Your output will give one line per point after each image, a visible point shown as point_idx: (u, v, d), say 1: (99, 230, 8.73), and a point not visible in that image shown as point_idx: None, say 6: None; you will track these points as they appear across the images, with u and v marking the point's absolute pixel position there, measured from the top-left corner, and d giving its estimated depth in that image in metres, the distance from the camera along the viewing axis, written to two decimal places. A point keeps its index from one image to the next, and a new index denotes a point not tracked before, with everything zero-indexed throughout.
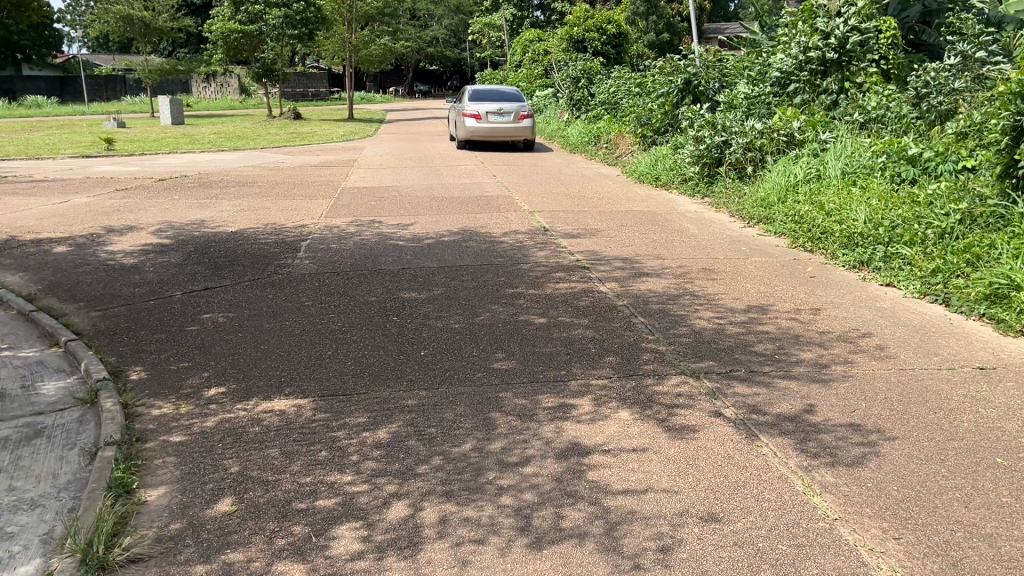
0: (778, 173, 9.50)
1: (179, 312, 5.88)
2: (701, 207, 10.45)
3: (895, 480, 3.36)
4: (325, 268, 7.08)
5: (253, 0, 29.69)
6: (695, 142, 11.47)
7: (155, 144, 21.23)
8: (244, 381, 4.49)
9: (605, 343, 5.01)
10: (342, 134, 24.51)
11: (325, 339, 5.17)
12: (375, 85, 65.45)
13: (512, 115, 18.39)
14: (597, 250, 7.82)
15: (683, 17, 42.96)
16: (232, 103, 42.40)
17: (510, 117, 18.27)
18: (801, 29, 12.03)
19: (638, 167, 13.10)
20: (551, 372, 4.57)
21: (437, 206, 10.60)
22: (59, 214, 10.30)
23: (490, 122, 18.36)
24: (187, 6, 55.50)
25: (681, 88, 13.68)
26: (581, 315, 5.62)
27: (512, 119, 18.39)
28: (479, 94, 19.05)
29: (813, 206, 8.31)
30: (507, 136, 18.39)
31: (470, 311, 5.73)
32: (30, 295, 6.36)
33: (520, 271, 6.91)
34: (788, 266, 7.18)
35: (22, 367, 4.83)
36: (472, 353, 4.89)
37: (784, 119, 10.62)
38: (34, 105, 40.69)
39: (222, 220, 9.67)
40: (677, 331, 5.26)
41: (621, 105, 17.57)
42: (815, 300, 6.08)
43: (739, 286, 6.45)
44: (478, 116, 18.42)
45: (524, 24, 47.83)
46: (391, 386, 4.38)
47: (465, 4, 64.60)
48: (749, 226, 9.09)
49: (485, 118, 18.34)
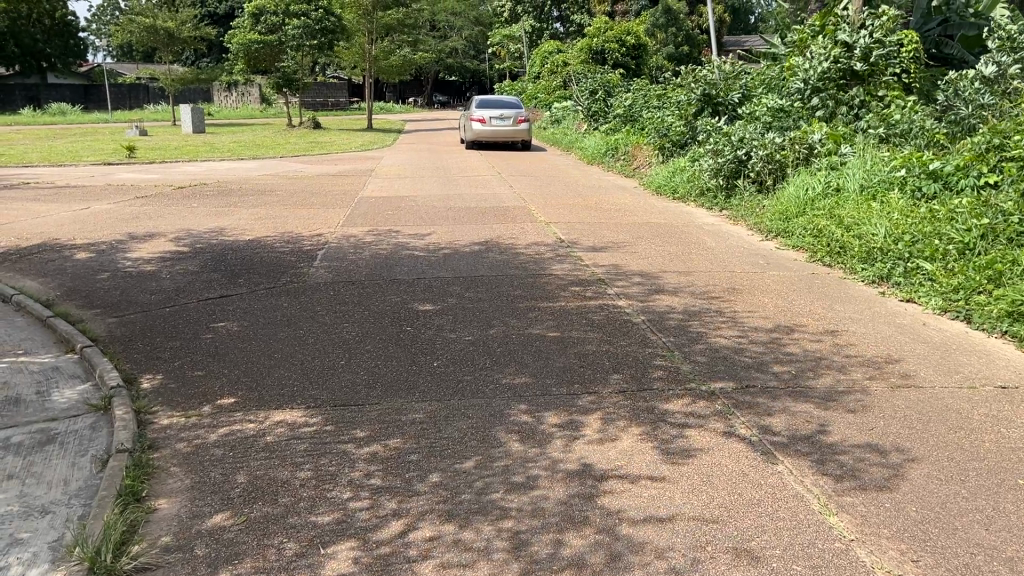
0: (797, 186, 9.44)
1: (194, 319, 5.90)
2: (718, 220, 10.39)
3: (913, 501, 3.29)
4: (340, 278, 7.10)
5: (272, 11, 29.96)
6: (714, 155, 11.43)
7: (176, 152, 21.43)
8: (256, 390, 4.49)
9: (619, 358, 4.98)
10: (361, 143, 24.68)
11: (338, 348, 5.17)
12: (395, 95, 65.90)
13: (512, 119, 21.30)
14: (613, 262, 7.80)
15: (703, 29, 42.88)
16: (253, 112, 42.81)
17: (509, 120, 21.26)
18: (822, 42, 11.97)
19: (655, 180, 13.07)
20: (564, 386, 4.55)
21: (453, 216, 10.62)
22: (80, 220, 10.40)
23: (493, 126, 21.32)
24: (211, 16, 56.18)
25: (700, 100, 13.65)
26: (595, 329, 5.59)
27: (512, 123, 21.31)
28: (485, 101, 22.04)
29: (832, 220, 8.25)
30: (507, 137, 21.36)
31: (484, 323, 5.71)
32: (48, 301, 6.41)
33: (535, 284, 6.90)
34: (806, 280, 7.12)
35: (38, 372, 4.86)
36: (485, 364, 4.88)
37: (804, 132, 10.55)
38: (58, 112, 41.22)
39: (240, 228, 9.74)
40: (692, 349, 5.22)
41: (640, 117, 17.56)
42: (833, 316, 6.02)
43: (756, 301, 6.40)
44: (482, 120, 21.46)
45: (543, 36, 47.97)
46: (404, 397, 4.37)
47: (485, 16, 64.92)
48: (767, 239, 9.03)
49: (488, 121, 21.34)
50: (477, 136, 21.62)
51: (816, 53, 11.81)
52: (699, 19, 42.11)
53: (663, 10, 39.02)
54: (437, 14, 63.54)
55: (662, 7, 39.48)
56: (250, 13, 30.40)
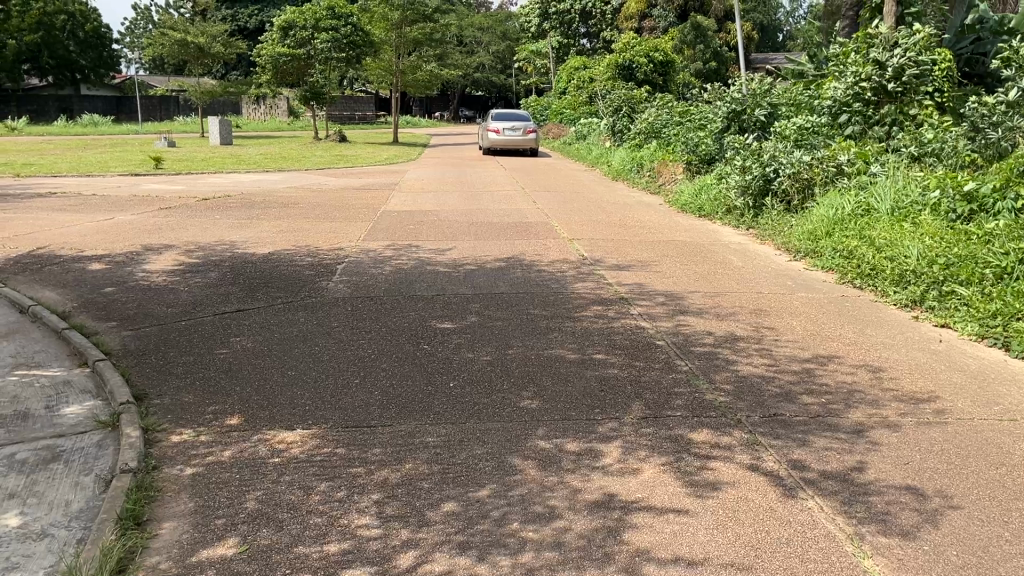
0: (827, 205, 9.22)
1: (209, 334, 5.82)
2: (745, 239, 10.19)
3: (953, 544, 3.10)
4: (359, 293, 7.00)
5: (301, 26, 30.19)
6: (741, 173, 11.24)
7: (202, 164, 21.57)
8: (268, 408, 4.38)
9: (641, 384, 4.82)
10: (386, 156, 24.74)
11: (353, 366, 5.05)
12: (421, 109, 66.29)
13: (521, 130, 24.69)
14: (637, 281, 7.66)
15: (731, 46, 42.62)
16: (281, 125, 43.22)
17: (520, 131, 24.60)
18: (853, 59, 11.73)
19: (681, 197, 12.90)
20: (584, 411, 4.40)
21: (475, 231, 10.53)
22: (103, 231, 10.43)
23: (506, 136, 24.85)
24: (240, 30, 56.96)
25: (727, 117, 13.48)
26: (616, 351, 5.44)
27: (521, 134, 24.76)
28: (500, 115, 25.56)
29: (863, 241, 8.03)
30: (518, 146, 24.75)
31: (503, 342, 5.57)
32: (65, 313, 6.36)
33: (556, 302, 6.76)
34: (836, 303, 6.91)
35: (49, 386, 4.79)
36: (502, 386, 4.74)
37: (834, 151, 10.33)
38: (91, 123, 41.85)
39: (261, 241, 9.71)
40: (717, 375, 5.05)
41: (665, 133, 17.41)
42: (865, 341, 5.82)
43: (784, 324, 6.22)
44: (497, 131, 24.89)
45: (570, 52, 48.09)
46: (419, 418, 4.24)
47: (513, 32, 65.21)
48: (795, 260, 8.83)
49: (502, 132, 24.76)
50: (493, 144, 25.14)
51: (847, 71, 11.61)
52: (727, 36, 41.96)
53: (691, 27, 38.98)
54: (464, 29, 63.88)
55: (689, 24, 39.42)
56: (278, 27, 30.52)
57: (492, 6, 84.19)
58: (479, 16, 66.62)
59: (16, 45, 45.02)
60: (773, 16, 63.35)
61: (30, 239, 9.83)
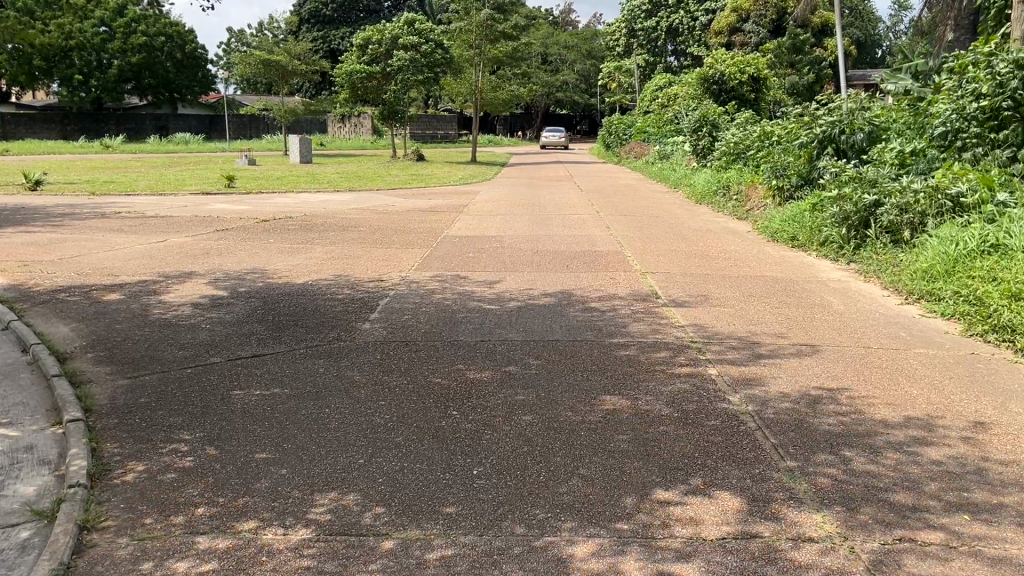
0: (944, 238, 7.93)
1: (211, 387, 5.03)
2: (845, 275, 8.98)
3: None
4: (395, 336, 6.14)
5: (378, 44, 29.97)
6: (841, 201, 9.98)
7: (276, 182, 21.35)
8: (245, 497, 3.52)
9: (716, 472, 3.77)
10: (461, 175, 24.04)
11: (361, 442, 4.12)
12: (505, 129, 66.44)
13: None
14: (717, 327, 6.58)
15: (829, 61, 40.73)
16: (364, 144, 43.53)
17: None
18: (973, 73, 10.29)
19: (770, 224, 11.81)
20: (641, 516, 3.36)
21: (540, 260, 9.66)
22: (148, 255, 9.91)
23: None
24: (327, 53, 57.99)
25: (822, 138, 12.26)
26: (689, 423, 4.40)
27: None
28: None
29: (994, 284, 6.72)
30: None
31: (549, 409, 4.58)
32: (66, 354, 5.69)
33: (621, 352, 5.76)
34: (965, 364, 5.65)
35: (7, 454, 4.04)
36: (538, 476, 3.73)
37: (951, 176, 8.92)
38: (183, 142, 42.91)
39: (304, 269, 9.03)
40: (820, 459, 3.95)
41: (751, 152, 16.26)
42: (1011, 422, 4.57)
43: (902, 392, 5.05)
44: None
45: (656, 69, 47.38)
46: (426, 522, 3.29)
47: (597, 51, 64.38)
48: (908, 302, 7.62)
49: None
50: None
51: (965, 87, 10.18)
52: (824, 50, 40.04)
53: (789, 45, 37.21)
54: (550, 47, 63.43)
55: (786, 38, 37.73)
56: (357, 44, 30.28)
57: (579, 26, 83.76)
58: (563, 35, 66.22)
59: (118, 67, 46.65)
60: (871, 32, 60.69)
61: (70, 263, 9.36)
